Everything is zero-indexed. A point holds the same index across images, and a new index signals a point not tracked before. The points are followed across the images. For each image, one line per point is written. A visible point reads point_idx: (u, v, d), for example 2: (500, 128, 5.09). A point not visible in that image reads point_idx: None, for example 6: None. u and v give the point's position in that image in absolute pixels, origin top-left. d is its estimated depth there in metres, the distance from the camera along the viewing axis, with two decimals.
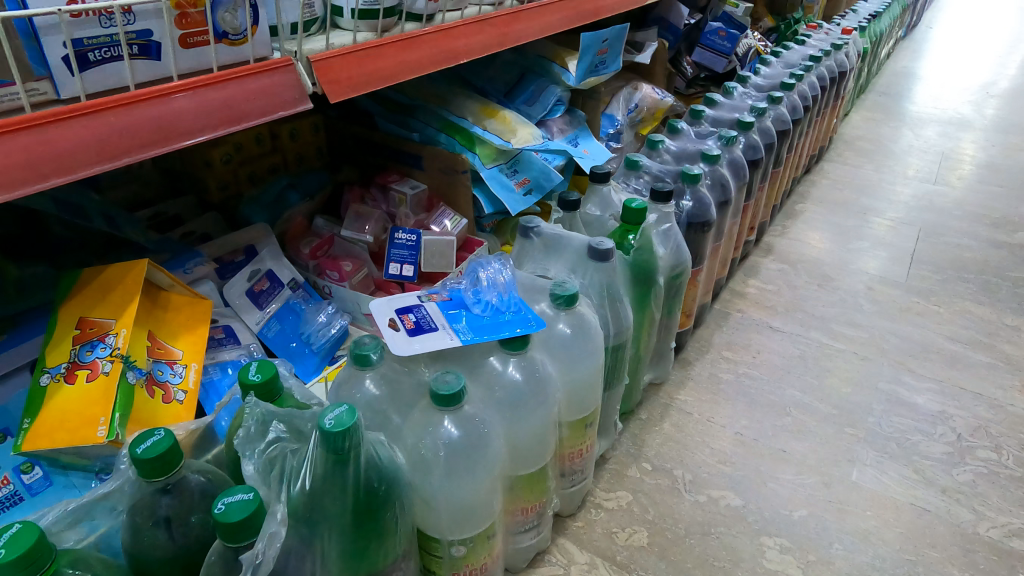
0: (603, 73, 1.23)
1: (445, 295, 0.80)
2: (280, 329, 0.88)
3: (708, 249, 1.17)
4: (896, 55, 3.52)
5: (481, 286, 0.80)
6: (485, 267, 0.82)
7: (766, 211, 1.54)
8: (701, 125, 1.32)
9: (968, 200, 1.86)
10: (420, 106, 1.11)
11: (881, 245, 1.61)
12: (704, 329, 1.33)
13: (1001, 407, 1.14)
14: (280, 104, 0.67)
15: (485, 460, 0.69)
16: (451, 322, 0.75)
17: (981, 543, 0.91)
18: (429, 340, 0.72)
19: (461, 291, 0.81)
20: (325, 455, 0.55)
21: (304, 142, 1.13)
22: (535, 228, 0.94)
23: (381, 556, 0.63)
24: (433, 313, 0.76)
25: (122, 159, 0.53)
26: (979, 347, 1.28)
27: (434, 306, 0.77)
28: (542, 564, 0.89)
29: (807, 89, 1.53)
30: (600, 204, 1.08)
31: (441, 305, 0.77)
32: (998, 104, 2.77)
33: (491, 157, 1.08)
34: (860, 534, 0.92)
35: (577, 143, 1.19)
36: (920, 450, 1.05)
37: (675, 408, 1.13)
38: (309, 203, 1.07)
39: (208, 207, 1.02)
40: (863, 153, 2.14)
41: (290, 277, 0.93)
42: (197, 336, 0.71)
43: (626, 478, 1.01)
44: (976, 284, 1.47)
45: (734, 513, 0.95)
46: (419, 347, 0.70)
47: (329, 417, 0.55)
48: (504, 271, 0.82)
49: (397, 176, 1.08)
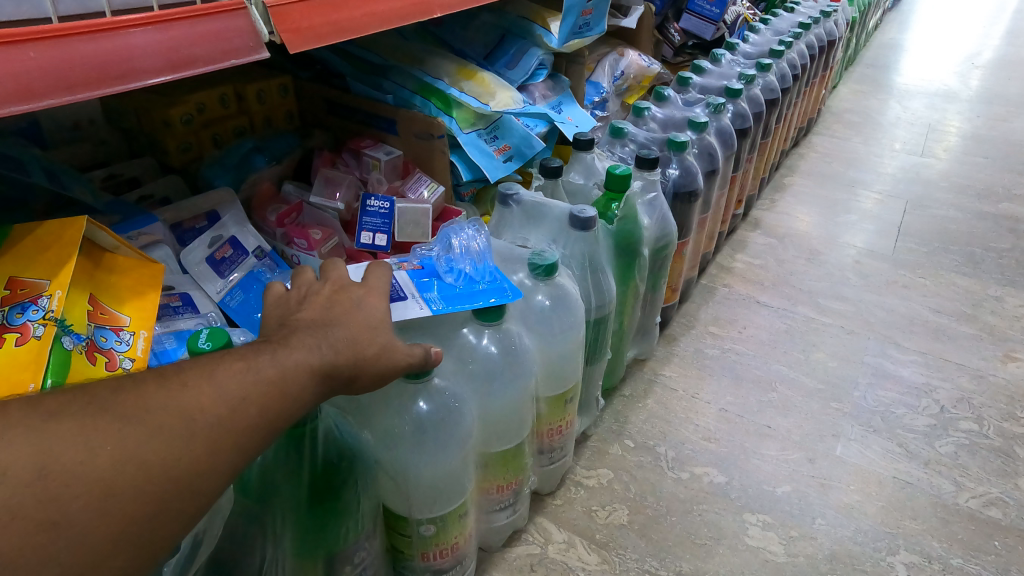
0: (586, 36, 1.17)
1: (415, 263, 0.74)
2: (243, 299, 0.83)
3: (695, 221, 1.13)
4: (884, 27, 3.47)
5: (455, 254, 0.74)
6: (457, 234, 0.77)
7: (754, 183, 1.50)
8: (688, 92, 1.27)
9: (954, 172, 1.83)
10: (393, 67, 1.05)
11: (869, 219, 1.58)
12: (690, 303, 1.30)
13: (984, 377, 1.12)
14: (231, 51, 0.60)
15: (457, 434, 0.66)
16: (421, 289, 0.68)
17: (961, 514, 0.89)
18: (401, 304, 0.65)
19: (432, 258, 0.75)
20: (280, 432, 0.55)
21: (273, 104, 1.05)
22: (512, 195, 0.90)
23: (342, 535, 0.60)
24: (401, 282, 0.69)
25: (43, 101, 0.48)
26: (963, 319, 1.26)
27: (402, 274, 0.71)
28: (518, 543, 0.87)
29: (796, 57, 1.48)
30: (584, 171, 1.04)
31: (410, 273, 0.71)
32: (983, 75, 2.74)
33: (469, 121, 1.02)
34: (843, 508, 0.90)
35: (561, 109, 1.14)
36: (904, 423, 1.03)
37: (659, 383, 1.11)
38: (277, 168, 1.01)
39: (169, 171, 0.96)
40: (851, 126, 2.10)
41: (255, 245, 0.88)
42: (144, 302, 0.66)
43: (607, 455, 0.98)
44: (961, 256, 1.45)
45: (716, 489, 0.93)
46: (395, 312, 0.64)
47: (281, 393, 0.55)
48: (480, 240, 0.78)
49: (371, 142, 1.03)
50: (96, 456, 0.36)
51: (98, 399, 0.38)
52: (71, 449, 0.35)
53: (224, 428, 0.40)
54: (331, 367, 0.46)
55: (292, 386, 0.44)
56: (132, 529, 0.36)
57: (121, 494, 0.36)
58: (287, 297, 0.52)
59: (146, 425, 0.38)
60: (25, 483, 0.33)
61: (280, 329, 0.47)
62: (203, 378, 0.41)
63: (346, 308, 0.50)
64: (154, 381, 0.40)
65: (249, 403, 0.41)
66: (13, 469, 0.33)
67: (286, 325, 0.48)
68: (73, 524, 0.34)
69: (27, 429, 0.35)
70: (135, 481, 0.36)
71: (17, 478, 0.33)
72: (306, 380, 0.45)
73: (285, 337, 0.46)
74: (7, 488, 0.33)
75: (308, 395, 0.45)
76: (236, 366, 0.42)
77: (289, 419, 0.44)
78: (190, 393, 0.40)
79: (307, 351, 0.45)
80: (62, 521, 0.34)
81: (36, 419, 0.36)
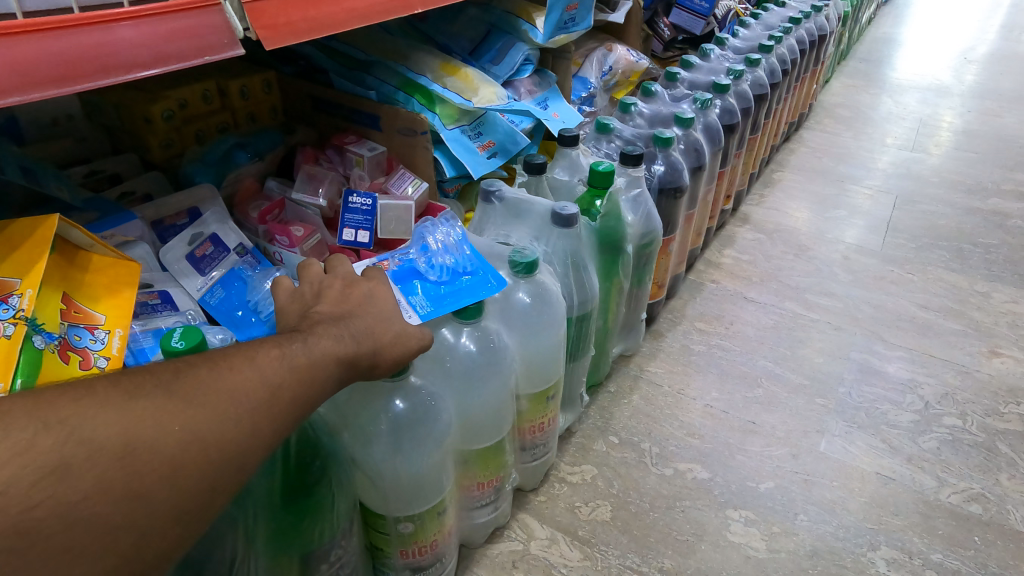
0: (574, 31, 1.16)
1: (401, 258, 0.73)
2: (224, 296, 0.83)
3: (681, 217, 1.13)
4: (878, 21, 3.46)
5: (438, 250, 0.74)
6: (433, 233, 0.77)
7: (743, 178, 1.50)
8: (676, 88, 1.27)
9: (945, 167, 1.83)
10: (376, 63, 1.04)
11: (859, 214, 1.58)
12: (678, 300, 1.30)
13: (969, 373, 1.12)
14: (207, 48, 0.59)
15: (434, 432, 0.66)
16: (406, 292, 0.68)
17: (942, 509, 0.90)
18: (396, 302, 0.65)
19: (411, 255, 0.74)
20: None
21: (256, 100, 1.03)
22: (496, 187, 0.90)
23: (315, 534, 0.61)
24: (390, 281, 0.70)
25: (9, 98, 0.47)
26: (950, 314, 1.26)
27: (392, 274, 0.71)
28: (501, 539, 0.87)
29: (786, 52, 1.48)
30: (569, 168, 1.03)
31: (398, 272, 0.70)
32: (977, 69, 2.74)
33: (453, 117, 1.02)
34: (825, 504, 0.90)
35: (546, 105, 1.14)
36: (888, 419, 1.03)
37: (645, 380, 1.11)
38: (260, 164, 1.00)
39: (152, 167, 0.95)
40: (842, 121, 2.10)
41: (237, 243, 0.88)
42: (120, 301, 0.66)
43: (592, 451, 0.98)
44: (949, 251, 1.45)
45: (699, 485, 0.93)
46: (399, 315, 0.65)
47: None
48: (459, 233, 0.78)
49: (354, 138, 1.02)
50: (168, 434, 0.37)
51: (160, 382, 0.39)
52: (145, 427, 0.36)
53: (268, 412, 0.41)
54: (353, 357, 0.48)
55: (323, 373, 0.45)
56: (199, 504, 0.37)
57: (192, 469, 0.37)
58: (301, 294, 0.54)
59: (206, 406, 0.39)
60: (114, 458, 0.34)
61: (303, 321, 0.49)
62: (250, 364, 0.42)
63: (361, 303, 0.53)
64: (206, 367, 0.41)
65: (286, 386, 0.42)
66: (97, 446, 0.34)
67: (307, 318, 0.50)
68: (149, 498, 0.35)
69: (107, 407, 0.36)
70: (200, 459, 0.37)
71: (104, 453, 0.34)
72: (331, 366, 0.46)
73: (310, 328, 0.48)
74: (97, 464, 0.34)
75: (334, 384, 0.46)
76: (273, 353, 0.44)
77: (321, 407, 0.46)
78: (238, 377, 0.41)
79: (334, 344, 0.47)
80: (143, 493, 0.35)
81: (114, 398, 0.37)
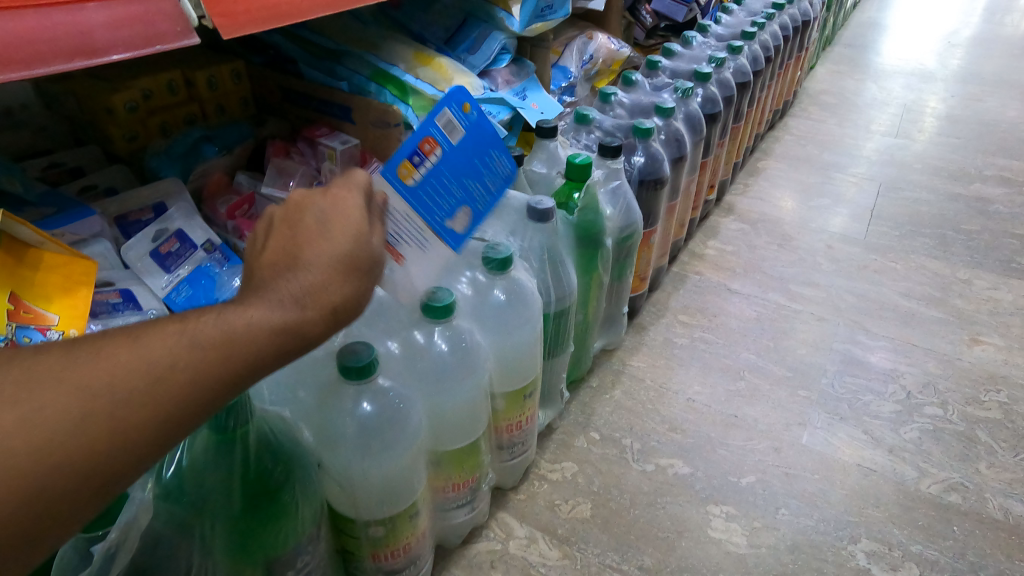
0: (551, 19, 1.13)
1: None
2: (190, 294, 0.81)
3: (662, 209, 1.11)
4: (864, 7, 3.44)
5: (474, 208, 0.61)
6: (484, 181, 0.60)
7: (727, 167, 1.48)
8: (657, 76, 1.25)
9: (930, 154, 1.82)
10: (347, 52, 1.00)
11: (843, 203, 1.57)
12: (661, 292, 1.28)
13: (950, 362, 1.12)
14: (156, 37, 0.54)
15: (404, 434, 0.64)
16: None
17: (922, 500, 0.89)
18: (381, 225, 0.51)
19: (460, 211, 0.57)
20: (207, 436, 0.52)
21: (224, 91, 1.00)
22: (512, 170, 0.81)
23: (280, 540, 0.58)
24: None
25: None
26: (932, 302, 1.25)
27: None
28: (479, 539, 0.85)
29: (769, 39, 1.45)
30: (547, 159, 1.00)
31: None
32: (961, 53, 2.73)
33: (427, 109, 0.97)
34: (806, 497, 0.89)
35: (525, 96, 1.12)
36: (870, 410, 1.02)
37: (627, 374, 1.09)
38: (229, 157, 0.98)
39: (115, 161, 0.92)
40: (827, 108, 2.09)
41: (204, 239, 0.86)
42: (75, 299, 0.64)
43: (573, 447, 0.97)
44: (932, 239, 1.44)
45: (680, 480, 0.92)
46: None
47: None
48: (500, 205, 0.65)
49: (326, 130, 1.00)
50: (46, 414, 0.31)
51: (68, 355, 0.33)
52: (30, 406, 0.31)
53: (181, 390, 0.35)
54: (294, 327, 0.39)
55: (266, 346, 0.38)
56: (81, 489, 0.32)
57: (65, 453, 0.31)
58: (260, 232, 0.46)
59: (92, 382, 0.33)
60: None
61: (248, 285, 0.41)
62: (178, 335, 0.36)
63: (310, 243, 0.43)
64: (121, 340, 0.35)
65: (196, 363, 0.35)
66: None
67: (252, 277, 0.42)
68: (23, 487, 0.30)
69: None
70: (77, 442, 0.32)
71: None
72: (265, 339, 0.38)
73: (249, 293, 0.40)
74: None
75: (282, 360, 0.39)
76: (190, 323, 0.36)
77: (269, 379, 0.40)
78: (140, 351, 0.34)
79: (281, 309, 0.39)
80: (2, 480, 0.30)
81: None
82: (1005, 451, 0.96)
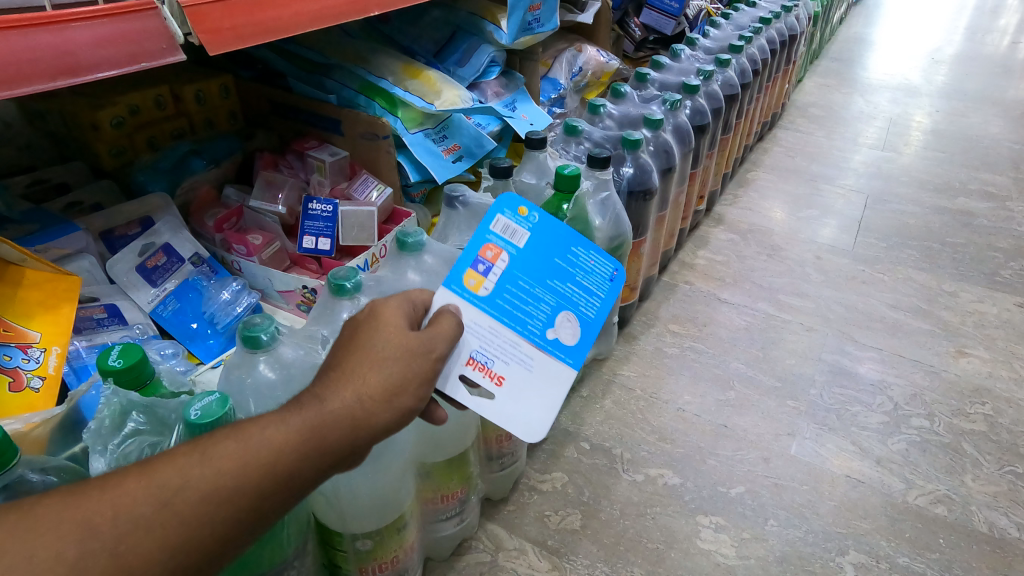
0: (539, 32, 1.14)
1: (572, 346, 0.55)
2: (178, 308, 0.82)
3: (651, 219, 1.12)
4: (850, 22, 3.50)
5: (580, 305, 0.57)
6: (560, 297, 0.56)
7: (716, 178, 1.50)
8: (646, 89, 1.26)
9: (916, 166, 1.85)
10: (336, 66, 1.02)
11: (831, 214, 1.58)
12: (651, 302, 1.29)
13: (937, 373, 1.13)
14: (141, 54, 0.55)
15: (390, 447, 0.64)
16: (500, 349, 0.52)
17: (909, 511, 0.90)
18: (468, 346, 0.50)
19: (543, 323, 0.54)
20: None
21: (213, 105, 1.00)
22: (617, 266, 0.60)
23: (265, 558, 0.57)
24: (526, 377, 0.52)
25: None
26: (919, 314, 1.26)
27: (548, 364, 0.53)
28: (468, 551, 0.85)
29: (757, 52, 1.47)
30: (536, 170, 1.01)
31: (542, 353, 0.53)
32: (945, 69, 2.78)
33: (417, 120, 1.00)
34: (795, 508, 0.90)
35: (514, 108, 1.13)
36: (858, 421, 1.03)
37: (617, 384, 1.09)
38: (216, 171, 0.98)
39: (102, 175, 0.92)
40: (815, 120, 2.11)
41: (192, 252, 0.86)
42: (57, 317, 0.67)
43: (562, 458, 0.97)
44: (918, 251, 1.46)
45: (670, 491, 0.92)
46: (455, 373, 0.51)
47: (196, 408, 0.48)
48: (611, 295, 0.60)
49: (316, 143, 1.00)
50: (107, 542, 0.34)
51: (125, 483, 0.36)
52: (92, 534, 0.34)
53: (227, 505, 0.37)
54: (329, 434, 0.41)
55: (290, 450, 0.40)
56: None
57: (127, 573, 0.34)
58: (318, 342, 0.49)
59: (147, 508, 0.35)
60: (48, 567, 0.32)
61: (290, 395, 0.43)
62: (212, 445, 0.39)
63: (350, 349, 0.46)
64: (171, 463, 0.37)
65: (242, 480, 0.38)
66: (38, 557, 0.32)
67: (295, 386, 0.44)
68: None
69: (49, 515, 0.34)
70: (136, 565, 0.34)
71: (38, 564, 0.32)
72: (301, 449, 0.40)
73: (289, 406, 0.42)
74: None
75: (310, 463, 0.41)
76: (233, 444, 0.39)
77: (301, 488, 0.41)
78: (190, 473, 0.37)
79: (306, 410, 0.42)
80: None
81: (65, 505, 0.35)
82: (991, 463, 0.97)
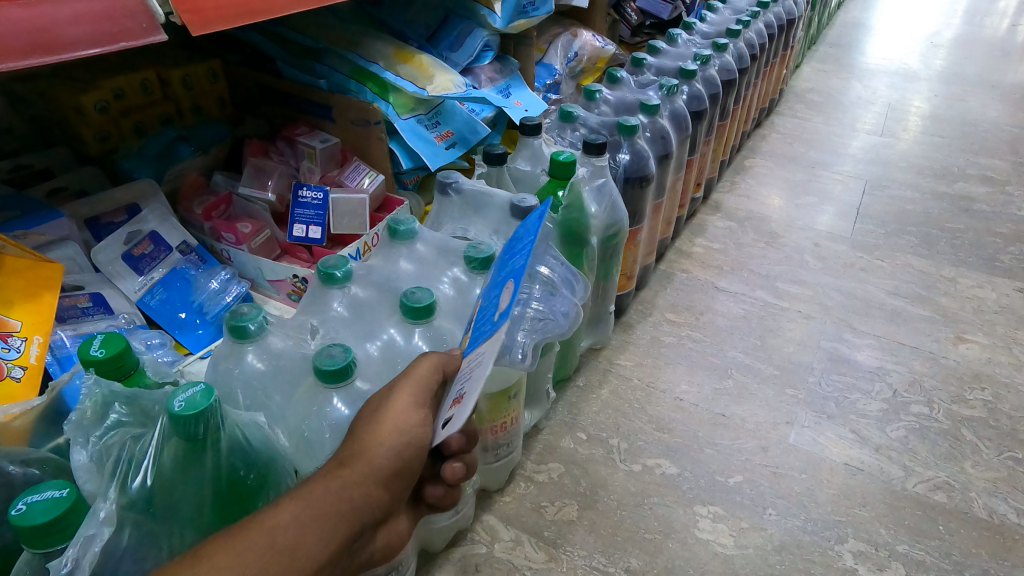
0: (534, 16, 1.12)
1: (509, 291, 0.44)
2: (165, 297, 0.81)
3: (648, 207, 1.10)
4: (847, 7, 3.46)
5: (516, 254, 0.51)
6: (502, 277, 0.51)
7: (713, 166, 1.48)
8: (642, 74, 1.25)
9: (914, 152, 1.83)
10: (326, 50, 0.99)
11: (829, 200, 1.57)
12: (647, 290, 1.28)
13: (936, 360, 1.12)
14: (122, 32, 0.52)
15: None
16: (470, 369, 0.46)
17: (908, 499, 0.89)
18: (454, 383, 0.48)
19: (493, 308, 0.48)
20: (177, 442, 0.46)
21: (201, 90, 0.98)
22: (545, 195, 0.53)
23: None
24: (478, 362, 0.43)
25: None
26: (918, 301, 1.25)
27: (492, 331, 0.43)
28: (463, 543, 0.84)
29: (754, 37, 1.45)
30: (531, 157, 0.99)
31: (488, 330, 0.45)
32: (943, 53, 2.75)
33: (408, 106, 0.98)
34: (793, 497, 0.89)
35: (508, 94, 1.11)
36: (857, 409, 1.02)
37: (614, 373, 1.08)
38: (203, 157, 0.96)
39: (87, 162, 0.90)
40: (813, 106, 2.09)
41: (179, 241, 0.85)
42: (40, 305, 0.66)
43: (559, 448, 0.96)
44: (916, 237, 1.45)
45: (667, 481, 0.91)
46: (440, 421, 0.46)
47: (179, 399, 0.46)
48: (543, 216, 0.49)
49: (306, 129, 0.98)
50: None
51: None
52: None
53: None
54: (325, 509, 0.43)
55: (293, 528, 0.41)
56: None
57: None
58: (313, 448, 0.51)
59: None
60: None
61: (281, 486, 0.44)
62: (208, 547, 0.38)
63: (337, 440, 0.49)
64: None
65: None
66: None
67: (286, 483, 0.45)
68: None
69: None
70: None
71: None
72: (302, 526, 0.41)
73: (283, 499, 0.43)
74: None
75: (315, 540, 0.41)
76: (229, 543, 0.38)
77: (310, 571, 0.40)
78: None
79: (303, 487, 0.43)
80: None
81: None
82: (990, 449, 0.96)
